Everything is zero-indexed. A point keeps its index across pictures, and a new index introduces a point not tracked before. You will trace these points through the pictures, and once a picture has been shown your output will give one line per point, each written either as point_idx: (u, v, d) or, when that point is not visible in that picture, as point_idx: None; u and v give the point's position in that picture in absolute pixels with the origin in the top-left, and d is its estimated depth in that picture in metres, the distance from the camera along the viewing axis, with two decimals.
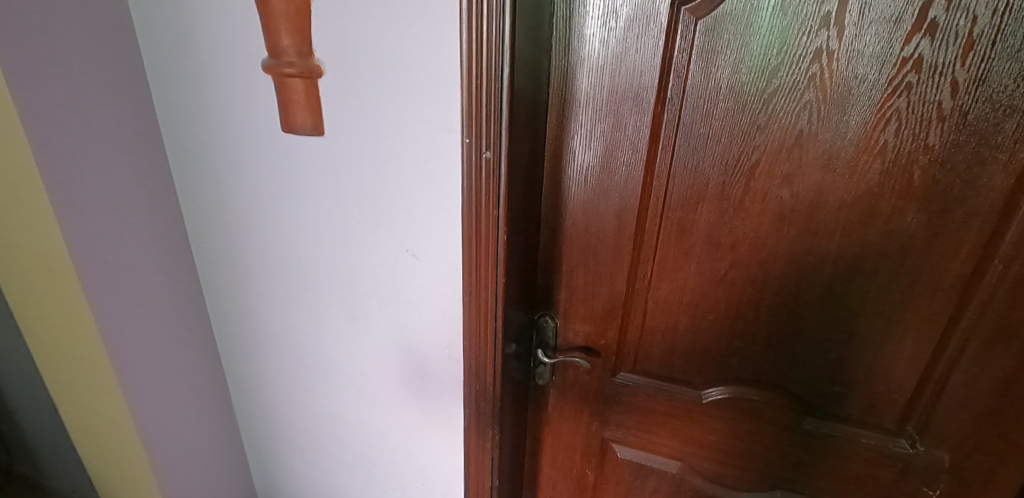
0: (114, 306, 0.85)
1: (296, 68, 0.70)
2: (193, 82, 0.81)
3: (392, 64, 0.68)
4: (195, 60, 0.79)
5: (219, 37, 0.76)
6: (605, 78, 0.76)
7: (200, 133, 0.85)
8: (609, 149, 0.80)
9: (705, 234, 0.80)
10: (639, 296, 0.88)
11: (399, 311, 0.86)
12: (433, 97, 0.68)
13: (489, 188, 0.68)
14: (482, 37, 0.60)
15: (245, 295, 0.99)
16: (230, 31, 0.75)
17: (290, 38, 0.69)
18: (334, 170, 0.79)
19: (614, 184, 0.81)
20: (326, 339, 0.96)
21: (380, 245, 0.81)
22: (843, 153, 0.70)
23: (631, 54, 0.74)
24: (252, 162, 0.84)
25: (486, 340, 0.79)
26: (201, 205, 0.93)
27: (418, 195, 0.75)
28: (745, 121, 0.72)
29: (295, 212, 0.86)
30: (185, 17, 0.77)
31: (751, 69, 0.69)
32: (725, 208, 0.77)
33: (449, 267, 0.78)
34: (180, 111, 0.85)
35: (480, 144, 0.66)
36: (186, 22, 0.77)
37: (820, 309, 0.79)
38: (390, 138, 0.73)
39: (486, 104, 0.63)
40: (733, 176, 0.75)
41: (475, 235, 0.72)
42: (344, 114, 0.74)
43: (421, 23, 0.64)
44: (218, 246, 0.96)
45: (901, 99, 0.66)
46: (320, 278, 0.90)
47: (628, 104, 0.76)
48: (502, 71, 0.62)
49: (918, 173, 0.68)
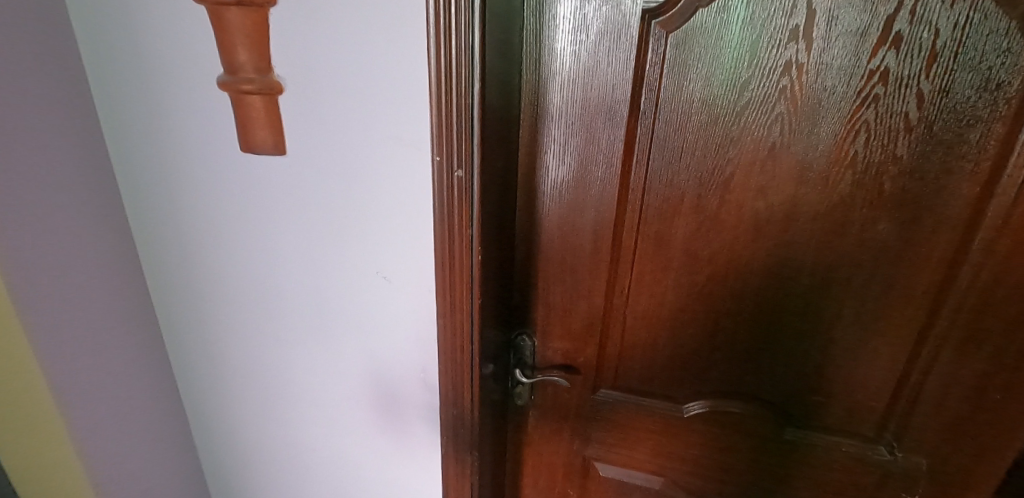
0: (60, 343, 0.78)
1: (254, 84, 0.66)
2: (143, 100, 0.76)
3: (357, 81, 0.65)
4: (144, 78, 0.75)
5: (170, 54, 0.72)
6: (577, 92, 0.75)
7: (153, 154, 0.80)
8: (583, 163, 0.78)
9: (681, 247, 0.79)
10: (617, 311, 0.87)
11: (370, 335, 0.82)
12: (401, 115, 0.65)
13: (462, 206, 0.65)
14: (452, 52, 0.58)
15: (205, 323, 0.94)
16: (183, 45, 0.71)
17: (248, 53, 0.65)
18: (299, 189, 0.75)
19: (589, 198, 0.80)
20: (293, 367, 0.91)
21: (349, 268, 0.78)
22: (815, 165, 0.70)
23: (602, 67, 0.73)
24: (210, 183, 0.80)
25: (462, 364, 0.76)
26: (155, 228, 0.87)
27: (388, 216, 0.72)
28: (719, 134, 0.71)
29: (257, 234, 0.81)
30: (133, 33, 0.72)
31: (723, 83, 0.69)
32: (700, 221, 0.77)
33: (422, 289, 0.75)
34: (130, 132, 0.80)
35: (452, 162, 0.63)
36: (134, 38, 0.72)
37: (797, 319, 0.79)
38: (357, 156, 0.69)
39: (457, 121, 0.61)
40: (708, 188, 0.75)
41: (447, 256, 0.69)
42: (307, 131, 0.70)
43: (386, 38, 0.61)
44: (174, 272, 0.90)
45: (869, 111, 0.66)
46: (285, 303, 0.86)
47: (601, 117, 0.75)
48: (473, 86, 0.60)
49: (889, 183, 0.69)
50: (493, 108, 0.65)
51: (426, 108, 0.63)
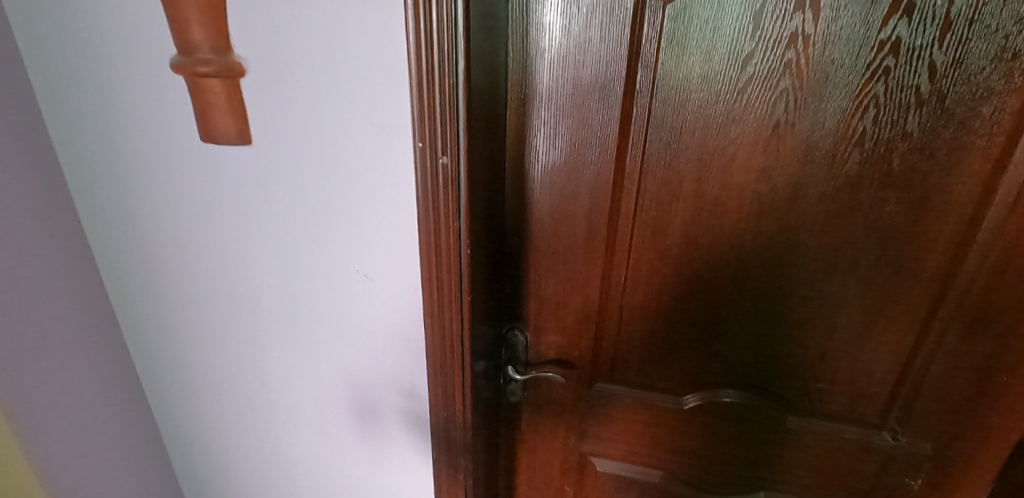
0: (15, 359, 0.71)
1: (211, 66, 0.59)
2: (85, 85, 0.68)
3: (328, 61, 0.58)
4: (84, 61, 0.66)
5: (112, 33, 0.64)
6: (568, 70, 0.69)
7: (102, 148, 0.72)
8: (575, 147, 0.73)
9: (679, 234, 0.75)
10: (613, 302, 0.83)
11: (351, 339, 0.76)
12: (379, 97, 0.58)
13: (448, 198, 0.60)
14: (432, 26, 0.52)
15: (171, 329, 0.87)
16: (127, 23, 0.62)
17: (204, 31, 0.58)
18: (267, 182, 0.68)
19: (582, 183, 0.75)
20: (269, 374, 0.85)
21: (325, 267, 0.71)
22: (820, 144, 0.66)
23: (594, 42, 0.67)
24: (166, 177, 0.72)
25: (452, 365, 0.71)
26: (109, 229, 0.79)
27: (367, 211, 0.65)
28: (720, 113, 0.67)
29: (222, 232, 0.74)
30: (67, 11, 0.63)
31: (724, 57, 0.64)
32: (699, 206, 0.73)
33: (406, 288, 0.69)
34: (76, 124, 0.71)
35: (436, 149, 0.58)
36: (69, 16, 0.63)
37: (801, 305, 0.76)
38: (332, 145, 0.63)
39: (440, 103, 0.55)
40: (708, 171, 0.70)
41: (432, 251, 0.64)
42: (273, 117, 0.63)
43: (359, 9, 0.54)
44: (135, 275, 0.83)
45: (879, 85, 0.62)
46: (257, 306, 0.79)
47: (593, 97, 0.70)
48: (457, 64, 0.54)
49: (897, 161, 0.65)
50: (478, 89, 0.60)
51: (404, 90, 0.57)
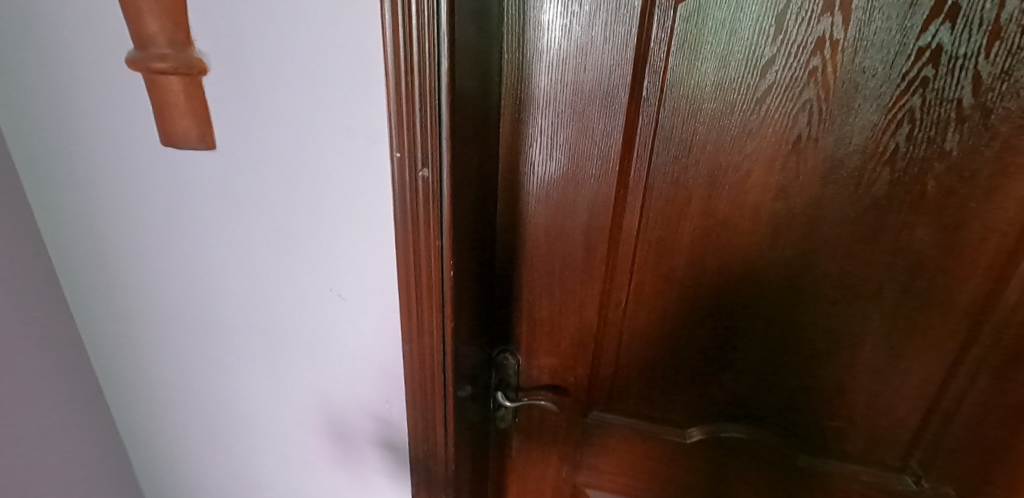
0: None
1: (168, 62, 0.53)
2: (31, 80, 0.61)
3: (296, 59, 0.52)
4: (29, 55, 0.59)
5: (55, 25, 0.57)
6: (568, 74, 0.63)
7: (52, 149, 0.65)
8: (575, 158, 0.67)
9: (685, 256, 0.69)
10: (612, 327, 0.76)
11: (325, 362, 0.70)
12: (352, 101, 0.52)
13: (429, 215, 0.54)
14: (411, 20, 0.46)
15: (133, 345, 0.80)
16: (72, 13, 0.56)
17: (160, 22, 0.52)
18: (230, 191, 0.61)
19: (582, 198, 0.69)
20: (238, 395, 0.79)
21: (295, 286, 0.65)
22: (847, 162, 0.59)
23: (598, 44, 0.61)
24: (122, 184, 0.66)
25: (434, 395, 0.65)
26: (64, 237, 0.73)
27: (340, 226, 0.59)
28: (735, 124, 0.60)
29: (182, 243, 0.67)
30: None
31: (742, 63, 0.57)
32: (709, 227, 0.66)
33: (382, 311, 0.62)
34: (25, 122, 0.64)
35: (416, 160, 0.52)
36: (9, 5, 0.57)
37: (818, 336, 0.69)
38: (301, 152, 0.56)
39: (421, 109, 0.49)
40: (720, 187, 0.64)
41: (411, 273, 0.57)
42: (235, 121, 0.57)
43: (331, 1, 0.48)
44: (93, 287, 0.76)
45: (915, 98, 0.55)
46: (224, 324, 0.72)
47: (596, 104, 0.64)
48: (440, 65, 0.47)
49: (932, 182, 0.58)
50: (464, 93, 0.53)
51: (380, 93, 0.51)
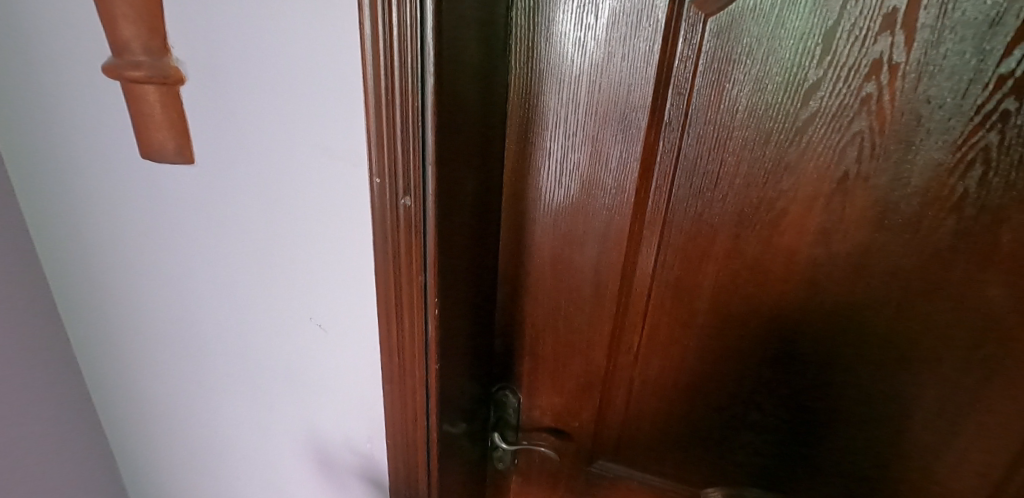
0: None
1: (142, 70, 0.49)
2: (14, 84, 0.59)
3: (274, 72, 0.47)
4: (14, 61, 0.57)
5: (39, 31, 0.54)
6: (581, 94, 0.57)
7: (40, 158, 0.63)
8: (587, 185, 0.60)
9: (706, 301, 0.61)
10: (622, 371, 0.69)
11: (307, 393, 0.65)
12: (332, 119, 0.47)
13: (411, 248, 0.48)
14: (392, 33, 0.40)
15: (120, 358, 0.78)
16: (52, 18, 0.53)
17: (133, 27, 0.48)
18: (210, 210, 0.57)
19: (592, 229, 0.62)
20: (222, 418, 0.75)
21: (277, 312, 0.61)
22: (902, 206, 0.50)
23: (615, 61, 0.54)
24: (106, 196, 0.63)
25: (416, 440, 0.59)
26: (55, 246, 0.71)
27: (320, 253, 0.54)
28: (770, 157, 0.52)
29: (165, 261, 0.64)
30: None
31: (779, 88, 0.50)
32: (734, 270, 0.58)
33: (364, 347, 0.57)
34: (15, 129, 0.63)
35: (398, 187, 0.46)
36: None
37: (857, 401, 0.60)
38: (280, 173, 0.52)
39: (402, 132, 0.44)
40: (750, 227, 0.56)
41: (393, 309, 0.52)
42: (214, 135, 0.53)
43: (308, 11, 0.43)
44: (84, 298, 0.74)
45: (991, 134, 0.46)
46: (207, 345, 0.69)
47: (611, 127, 0.57)
48: (422, 83, 0.42)
49: (1009, 235, 0.49)
50: (456, 113, 0.48)
51: (359, 111, 0.45)
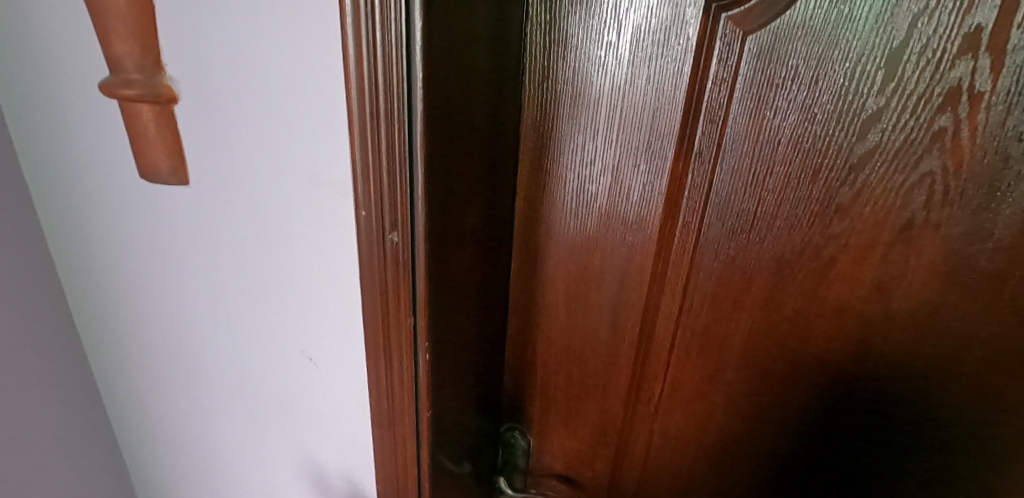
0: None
1: (135, 88, 0.48)
2: (40, 97, 0.60)
3: (261, 95, 0.44)
4: (38, 80, 0.59)
5: (58, 50, 0.55)
6: (601, 119, 0.51)
7: (64, 172, 0.65)
8: (606, 219, 0.55)
9: (738, 355, 0.54)
10: (641, 423, 0.62)
11: (299, 426, 0.62)
12: (319, 146, 0.44)
13: (399, 288, 0.44)
14: (376, 57, 0.37)
15: (137, 367, 0.78)
16: (67, 38, 0.53)
17: (127, 45, 0.47)
18: (207, 232, 0.56)
19: (611, 267, 0.56)
20: (224, 440, 0.73)
21: (270, 342, 0.58)
22: (981, 261, 0.42)
23: (639, 84, 0.48)
24: (121, 212, 0.63)
25: (408, 488, 0.54)
26: (81, 256, 0.72)
27: (310, 285, 0.51)
28: (817, 197, 0.45)
29: (171, 280, 0.64)
30: (18, 24, 0.56)
31: (830, 118, 0.42)
32: (770, 323, 0.51)
33: (354, 385, 0.53)
34: (41, 144, 0.64)
35: (385, 223, 0.42)
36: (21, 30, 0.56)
37: (916, 485, 0.51)
38: (271, 200, 0.49)
39: (388, 163, 0.40)
40: (791, 276, 0.48)
41: (382, 350, 0.48)
42: (208, 157, 0.50)
43: (293, 33, 0.40)
44: (106, 308, 0.75)
45: None
46: (207, 366, 0.67)
47: (633, 157, 0.51)
48: (409, 111, 0.38)
49: None
50: (454, 142, 0.43)
51: (345, 139, 0.41)
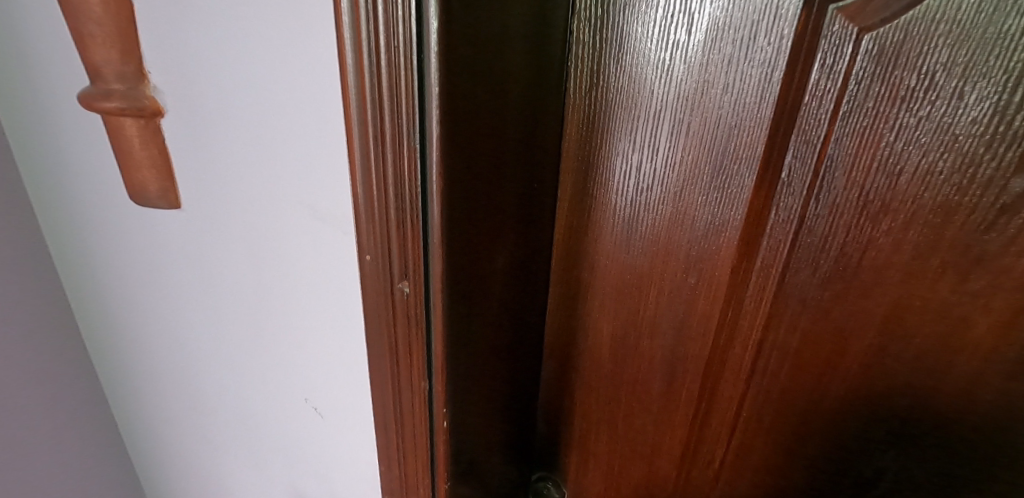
0: None
1: (115, 100, 0.43)
2: (52, 108, 0.57)
3: (250, 113, 0.39)
4: (44, 93, 0.56)
5: (58, 63, 0.52)
6: (662, 135, 0.42)
7: (73, 189, 0.63)
8: (664, 254, 0.46)
9: (823, 427, 0.43)
10: (696, 489, 0.53)
11: (302, 478, 0.56)
12: (315, 175, 0.38)
13: (411, 347, 0.37)
14: (380, 71, 0.30)
15: (147, 390, 0.74)
16: (64, 50, 0.51)
17: (114, 60, 0.42)
18: (208, 261, 0.51)
19: (668, 309, 0.47)
20: (231, 477, 0.68)
21: (273, 384, 0.52)
22: None
23: (713, 93, 0.39)
24: (126, 236, 0.60)
25: None
26: (92, 274, 0.69)
27: (312, 327, 0.45)
28: (951, 244, 0.34)
29: (174, 309, 0.59)
30: (26, 36, 0.54)
31: (977, 143, 0.31)
32: (867, 393, 0.40)
33: (359, 442, 0.47)
34: (50, 160, 0.62)
35: (393, 272, 0.35)
36: (29, 42, 0.54)
37: None
38: (270, 231, 0.44)
39: (398, 199, 0.33)
40: (904, 340, 0.38)
41: (393, 413, 0.41)
42: (205, 177, 0.46)
43: (284, 43, 0.35)
44: (113, 329, 0.71)
45: None
46: (211, 401, 0.63)
47: (702, 182, 0.41)
48: (423, 136, 0.31)
49: None
50: (480, 176, 0.35)
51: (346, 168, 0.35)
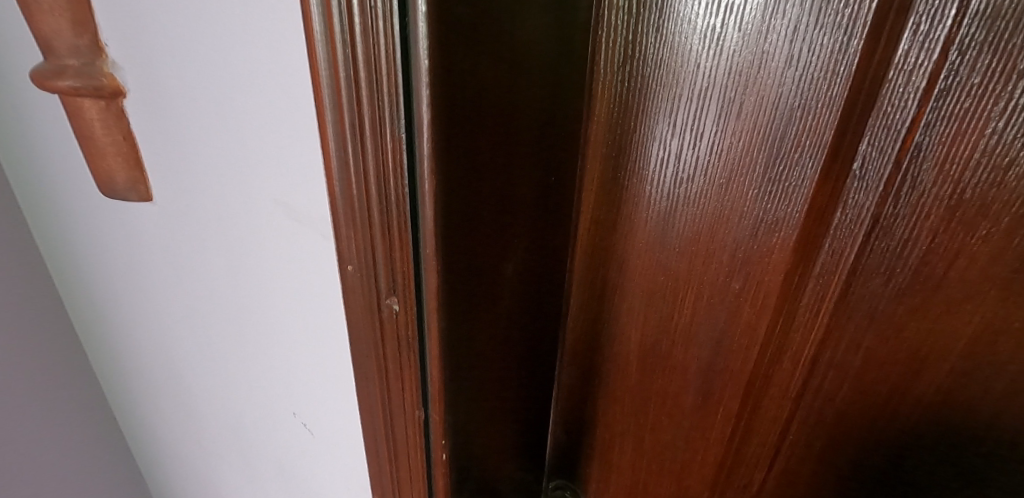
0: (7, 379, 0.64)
1: (68, 79, 0.39)
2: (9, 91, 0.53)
3: (211, 100, 0.36)
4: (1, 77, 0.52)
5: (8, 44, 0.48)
6: (707, 114, 0.35)
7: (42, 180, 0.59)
8: (704, 253, 0.39)
9: (882, 471, 0.36)
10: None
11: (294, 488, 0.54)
12: (285, 176, 0.34)
13: (402, 368, 0.35)
14: (356, 51, 0.25)
15: (145, 390, 0.72)
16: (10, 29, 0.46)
17: (69, 44, 0.38)
18: (185, 261, 0.49)
19: (703, 318, 0.41)
20: (225, 476, 0.67)
21: (259, 394, 0.50)
22: None
23: (771, 64, 0.31)
24: (102, 232, 0.57)
25: None
26: (77, 273, 0.66)
27: (293, 341, 0.42)
28: None
29: (158, 307, 0.57)
30: None
31: None
32: (941, 446, 0.32)
33: (349, 461, 0.44)
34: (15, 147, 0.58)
35: (379, 289, 0.32)
36: None
37: None
38: (244, 234, 0.40)
39: (383, 199, 0.29)
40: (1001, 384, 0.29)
41: (385, 441, 0.39)
42: (175, 170, 0.43)
43: (233, 22, 0.31)
44: (106, 327, 0.69)
45: None
46: (201, 402, 0.61)
47: (752, 172, 0.34)
48: (406, 133, 0.28)
49: None
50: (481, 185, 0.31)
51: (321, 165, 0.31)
